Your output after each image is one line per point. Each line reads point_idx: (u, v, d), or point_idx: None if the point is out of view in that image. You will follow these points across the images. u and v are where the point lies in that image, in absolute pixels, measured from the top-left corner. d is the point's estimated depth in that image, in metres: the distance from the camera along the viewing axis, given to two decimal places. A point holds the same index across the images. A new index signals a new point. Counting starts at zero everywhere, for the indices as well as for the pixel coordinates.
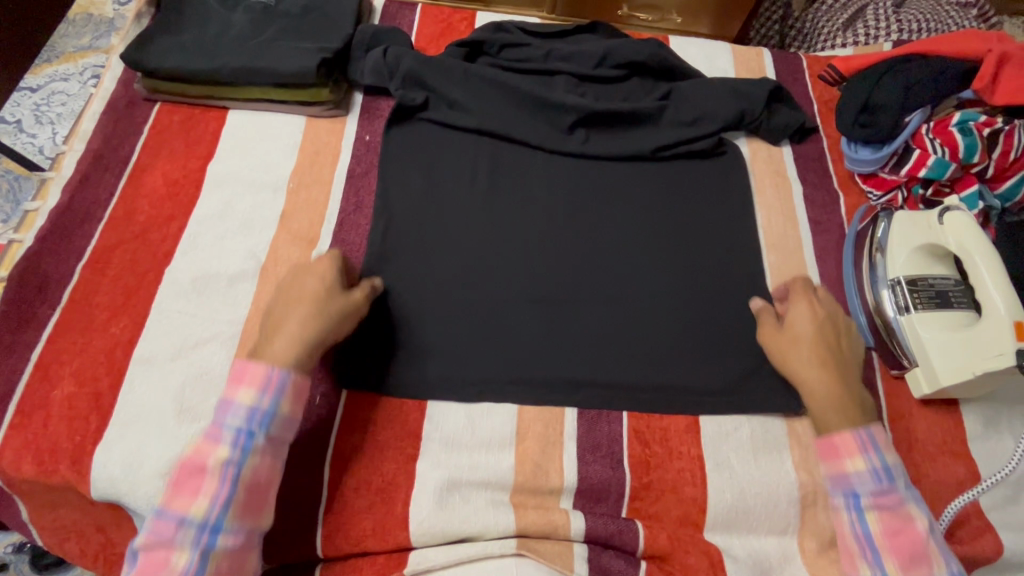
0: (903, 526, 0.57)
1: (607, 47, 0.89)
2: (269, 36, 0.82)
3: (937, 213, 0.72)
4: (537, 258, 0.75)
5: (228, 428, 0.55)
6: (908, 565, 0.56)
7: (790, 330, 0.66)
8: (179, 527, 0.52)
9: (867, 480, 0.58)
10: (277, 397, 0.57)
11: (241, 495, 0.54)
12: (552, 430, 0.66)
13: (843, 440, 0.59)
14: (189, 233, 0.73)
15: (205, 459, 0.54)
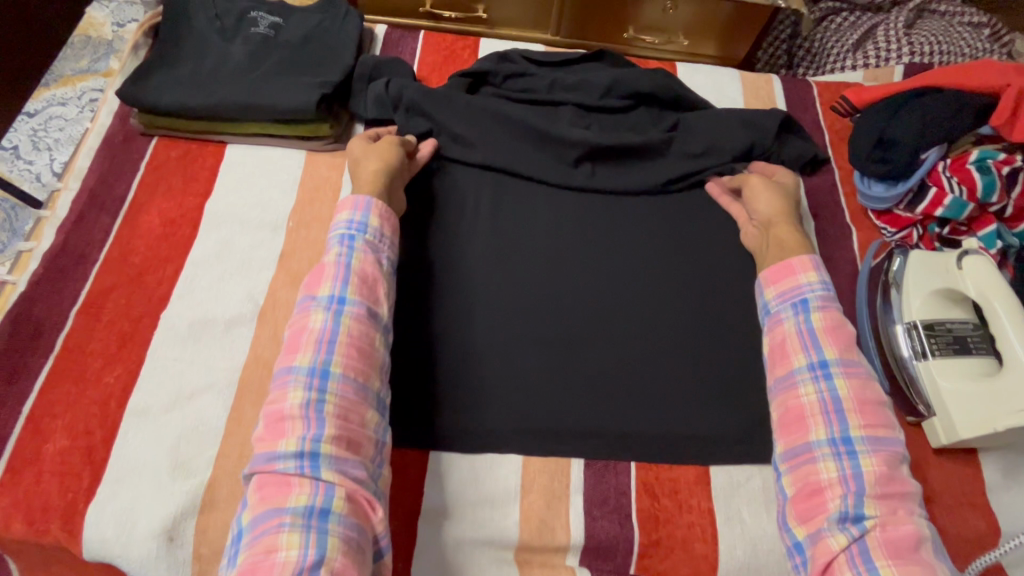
0: (839, 322, 0.64)
1: (613, 78, 0.87)
2: (269, 69, 0.80)
3: (956, 257, 0.70)
4: (543, 299, 0.73)
5: (337, 237, 0.67)
6: (845, 353, 0.62)
7: (760, 195, 0.76)
8: (314, 304, 0.62)
9: (817, 287, 0.66)
10: (370, 210, 0.68)
11: (357, 287, 0.63)
12: (558, 483, 0.64)
13: (799, 262, 0.68)
14: (186, 275, 0.71)
15: (325, 263, 0.65)
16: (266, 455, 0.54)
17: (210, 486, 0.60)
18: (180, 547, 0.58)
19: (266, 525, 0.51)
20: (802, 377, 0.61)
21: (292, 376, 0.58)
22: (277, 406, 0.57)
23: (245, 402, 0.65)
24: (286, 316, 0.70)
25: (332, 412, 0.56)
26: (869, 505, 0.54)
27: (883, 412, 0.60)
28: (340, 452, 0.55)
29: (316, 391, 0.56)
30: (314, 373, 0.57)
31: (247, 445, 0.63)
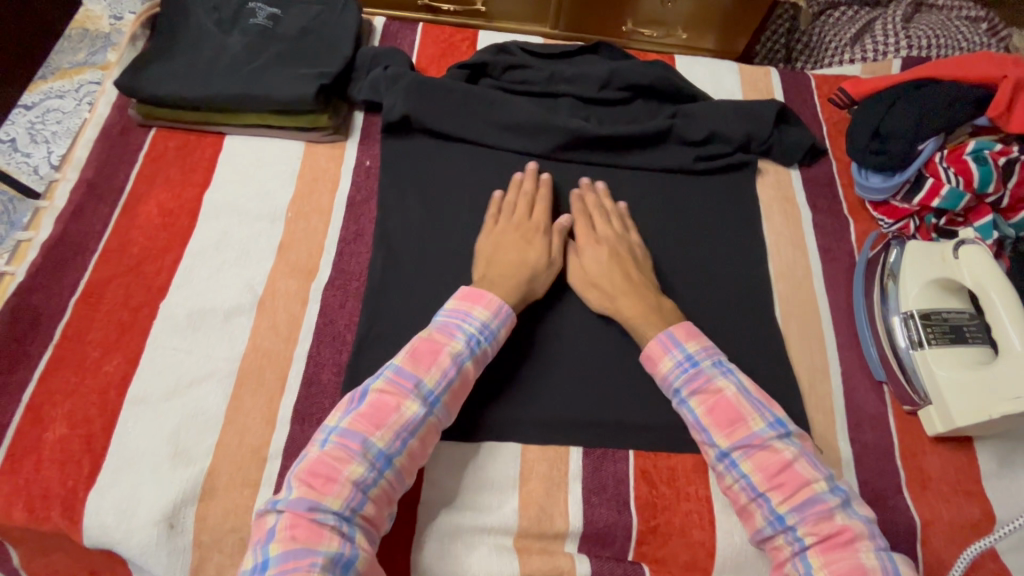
0: (715, 399, 0.62)
1: (612, 69, 0.87)
2: (268, 60, 0.80)
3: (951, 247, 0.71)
4: (542, 289, 0.73)
5: (464, 328, 0.63)
6: (734, 434, 0.61)
7: (586, 266, 0.72)
8: (413, 390, 0.59)
9: (678, 371, 0.64)
10: (504, 321, 0.65)
11: (453, 392, 0.61)
12: (557, 471, 0.64)
13: (652, 347, 0.65)
14: (185, 266, 0.71)
15: (442, 346, 0.62)
16: (308, 502, 0.53)
17: (210, 474, 0.60)
18: (180, 534, 0.58)
19: (292, 567, 0.50)
20: (719, 467, 0.61)
21: (365, 448, 0.56)
22: (335, 463, 0.55)
23: (244, 391, 0.65)
24: (285, 307, 0.70)
25: (376, 496, 0.56)
26: (814, 558, 0.55)
27: (793, 471, 0.58)
28: (366, 526, 0.55)
29: (376, 472, 0.56)
30: (382, 457, 0.56)
31: (248, 433, 0.63)
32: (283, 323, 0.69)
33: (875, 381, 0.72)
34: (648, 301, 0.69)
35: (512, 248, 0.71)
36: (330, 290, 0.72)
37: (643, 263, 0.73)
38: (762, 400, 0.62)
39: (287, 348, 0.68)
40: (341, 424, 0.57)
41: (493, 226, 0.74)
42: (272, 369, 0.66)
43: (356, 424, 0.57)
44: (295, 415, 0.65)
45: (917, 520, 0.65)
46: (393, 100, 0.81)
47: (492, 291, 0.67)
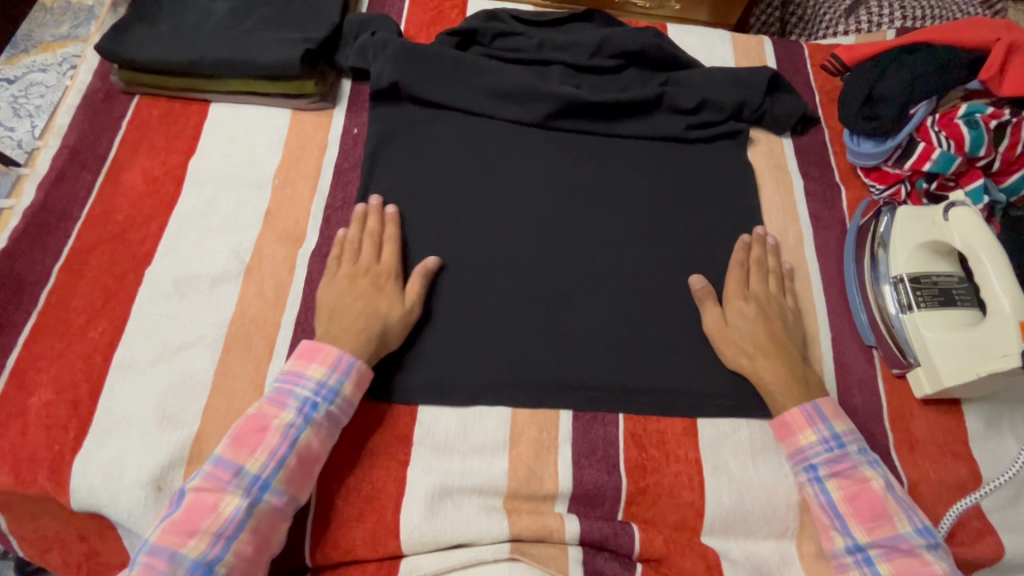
0: (858, 487, 0.60)
1: (603, 36, 0.86)
2: (252, 25, 0.79)
3: (942, 209, 0.71)
4: (532, 256, 0.72)
5: (297, 395, 0.59)
6: (876, 530, 0.59)
7: (736, 332, 0.68)
8: (233, 480, 0.55)
9: (820, 450, 0.62)
10: (347, 373, 0.61)
11: (290, 470, 0.57)
12: (547, 434, 0.64)
13: (794, 417, 0.63)
14: (171, 233, 0.71)
15: (270, 421, 0.58)
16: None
17: (198, 438, 0.60)
18: (168, 496, 0.58)
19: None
20: (845, 559, 0.60)
21: (173, 563, 0.51)
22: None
23: (232, 357, 0.65)
24: (272, 274, 0.70)
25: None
26: None
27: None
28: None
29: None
30: (198, 568, 0.52)
31: (236, 398, 0.63)
32: (270, 289, 0.69)
33: (864, 346, 0.73)
34: (794, 367, 0.66)
35: (355, 300, 0.65)
36: (318, 257, 0.71)
37: (794, 324, 0.70)
38: (906, 500, 0.61)
39: (274, 314, 0.68)
40: (152, 537, 0.53)
41: (334, 272, 0.68)
42: (260, 335, 0.66)
43: (164, 539, 0.52)
44: None
45: (903, 480, 0.66)
46: (381, 67, 0.80)
47: (332, 342, 0.62)
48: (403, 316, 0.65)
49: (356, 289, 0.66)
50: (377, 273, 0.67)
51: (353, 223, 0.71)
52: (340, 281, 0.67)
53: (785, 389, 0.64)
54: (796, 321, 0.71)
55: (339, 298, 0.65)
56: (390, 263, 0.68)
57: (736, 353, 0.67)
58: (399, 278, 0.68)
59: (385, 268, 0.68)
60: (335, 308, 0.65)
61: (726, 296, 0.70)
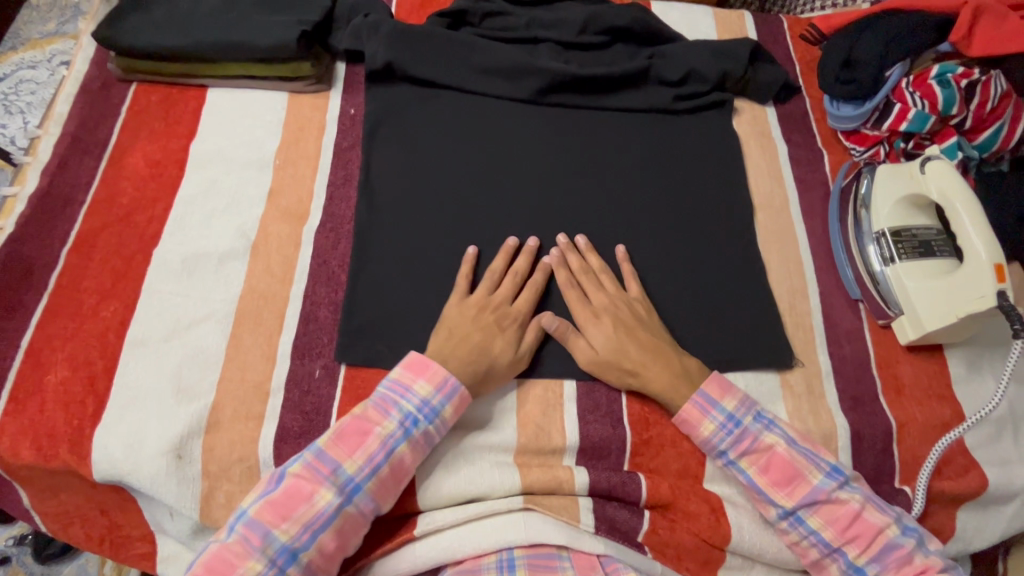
0: (765, 457, 0.61)
1: (590, 13, 0.88)
2: (246, 10, 0.80)
3: (918, 164, 0.75)
4: (530, 225, 0.75)
5: (401, 406, 0.60)
6: (795, 492, 0.60)
7: (604, 349, 0.66)
8: (330, 475, 0.57)
9: (721, 434, 0.62)
10: (451, 395, 0.61)
11: (381, 478, 0.58)
12: (552, 393, 0.66)
13: (688, 414, 0.63)
14: (175, 214, 0.72)
15: (373, 427, 0.59)
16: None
17: (215, 409, 0.62)
18: (189, 464, 0.60)
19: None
20: (783, 524, 0.62)
21: (265, 542, 0.54)
22: (234, 558, 0.53)
23: (243, 330, 0.67)
24: (278, 250, 0.72)
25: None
26: None
27: (864, 521, 0.59)
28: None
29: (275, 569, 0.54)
30: (284, 552, 0.54)
31: (249, 369, 0.65)
32: (277, 265, 0.71)
33: (850, 300, 0.76)
34: (668, 363, 0.65)
35: (476, 332, 0.64)
36: (322, 233, 0.73)
37: (648, 320, 0.68)
38: (810, 448, 0.62)
39: (282, 288, 0.69)
40: (251, 509, 0.56)
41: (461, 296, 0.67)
42: (270, 309, 0.68)
43: (263, 516, 0.55)
44: (295, 351, 0.66)
45: (893, 423, 0.69)
46: (374, 48, 0.81)
47: (441, 360, 0.63)
48: (510, 362, 0.65)
49: (487, 323, 0.65)
50: (505, 312, 0.67)
51: (466, 264, 0.70)
52: (472, 310, 0.66)
53: (672, 390, 0.63)
54: (649, 312, 0.69)
55: (460, 322, 0.65)
56: (523, 308, 0.68)
57: (615, 371, 0.65)
58: (525, 321, 0.67)
59: (515, 312, 0.67)
60: (453, 328, 0.65)
61: (580, 324, 0.68)
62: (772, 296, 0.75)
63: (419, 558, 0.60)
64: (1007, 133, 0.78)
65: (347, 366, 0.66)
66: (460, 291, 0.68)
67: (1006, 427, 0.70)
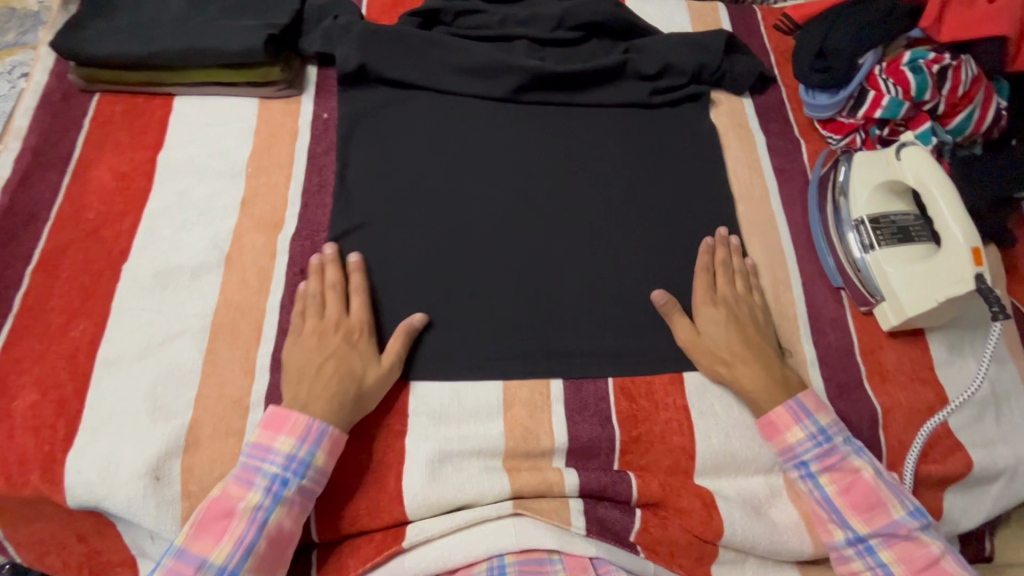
0: (850, 479, 0.62)
1: (563, 9, 0.87)
2: (211, 14, 0.78)
3: (895, 150, 0.75)
4: (509, 225, 0.74)
5: (265, 471, 0.57)
6: (873, 520, 0.61)
7: (710, 342, 0.67)
8: (207, 562, 0.55)
9: (809, 445, 0.63)
10: (318, 444, 0.59)
11: (263, 549, 0.56)
12: (539, 395, 0.66)
13: (779, 416, 0.64)
14: (145, 227, 0.70)
15: (237, 502, 0.56)
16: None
17: (193, 426, 0.60)
18: (167, 486, 0.58)
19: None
20: (846, 551, 0.62)
21: None
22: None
23: (220, 345, 0.65)
24: (253, 261, 0.70)
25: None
26: None
27: (937, 565, 0.60)
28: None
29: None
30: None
31: (228, 384, 0.63)
32: (252, 276, 0.69)
33: (833, 288, 0.76)
34: (771, 368, 0.66)
35: (324, 359, 0.62)
36: (298, 241, 0.72)
37: (765, 327, 0.70)
38: (897, 485, 0.63)
39: (259, 300, 0.68)
40: None
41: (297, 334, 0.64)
42: (247, 322, 0.66)
43: None
44: (274, 363, 0.65)
45: (877, 408, 0.70)
46: (345, 50, 0.80)
47: (298, 407, 0.60)
48: (379, 377, 0.63)
49: (333, 347, 0.63)
50: (348, 327, 0.65)
51: (313, 277, 0.67)
52: (314, 337, 0.64)
53: (766, 393, 0.65)
54: (767, 321, 0.71)
55: (301, 353, 0.63)
56: (357, 320, 0.65)
57: (712, 363, 0.67)
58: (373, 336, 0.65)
59: (352, 322, 0.65)
60: (302, 370, 0.62)
61: (694, 305, 0.71)
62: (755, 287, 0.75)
63: (408, 568, 0.60)
64: (978, 117, 0.79)
65: None
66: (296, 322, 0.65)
67: (988, 408, 0.71)
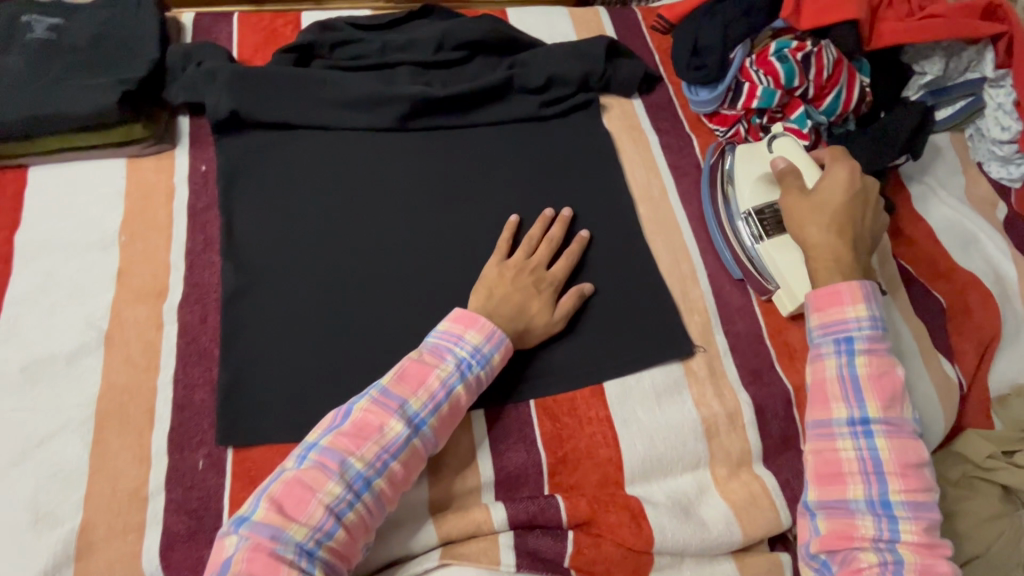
0: (887, 369, 0.62)
1: (443, 30, 0.86)
2: (58, 75, 0.72)
3: (767, 141, 0.80)
4: (412, 259, 0.72)
5: (455, 352, 0.61)
6: (887, 409, 0.60)
7: (818, 209, 0.69)
8: (398, 410, 0.57)
9: (864, 324, 0.63)
10: (498, 346, 0.63)
11: (441, 416, 0.59)
12: (461, 430, 0.64)
13: (848, 289, 0.64)
14: (9, 317, 0.64)
15: (431, 369, 0.60)
16: (271, 529, 0.50)
17: (84, 530, 0.56)
18: None
19: None
20: (840, 428, 0.61)
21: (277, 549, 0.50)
22: (309, 485, 0.53)
23: (107, 434, 0.60)
24: (137, 336, 0.65)
25: (350, 523, 0.53)
26: (906, 553, 0.55)
27: (921, 472, 0.59)
28: (332, 560, 0.52)
29: (352, 495, 0.53)
30: (359, 479, 0.54)
31: (120, 476, 0.58)
32: (137, 353, 0.64)
33: (735, 281, 0.78)
34: (856, 259, 0.67)
35: (518, 295, 0.67)
36: (186, 307, 0.67)
37: (861, 225, 0.69)
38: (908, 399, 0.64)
39: (147, 378, 0.63)
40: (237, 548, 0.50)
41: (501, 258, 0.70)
42: (135, 404, 0.61)
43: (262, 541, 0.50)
44: (172, 444, 0.60)
45: (789, 387, 0.71)
46: (215, 97, 0.76)
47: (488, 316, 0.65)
48: (545, 326, 0.67)
49: (527, 284, 0.68)
50: (541, 275, 0.70)
51: (541, 222, 0.74)
52: (512, 272, 0.69)
53: (838, 269, 0.66)
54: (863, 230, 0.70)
55: (500, 282, 0.68)
56: (559, 273, 0.71)
57: (814, 227, 0.68)
58: (559, 288, 0.70)
59: (552, 276, 0.70)
60: (491, 290, 0.67)
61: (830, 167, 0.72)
62: (664, 286, 0.75)
63: None
64: (846, 98, 0.82)
65: (233, 450, 0.60)
66: (502, 253, 0.71)
67: None
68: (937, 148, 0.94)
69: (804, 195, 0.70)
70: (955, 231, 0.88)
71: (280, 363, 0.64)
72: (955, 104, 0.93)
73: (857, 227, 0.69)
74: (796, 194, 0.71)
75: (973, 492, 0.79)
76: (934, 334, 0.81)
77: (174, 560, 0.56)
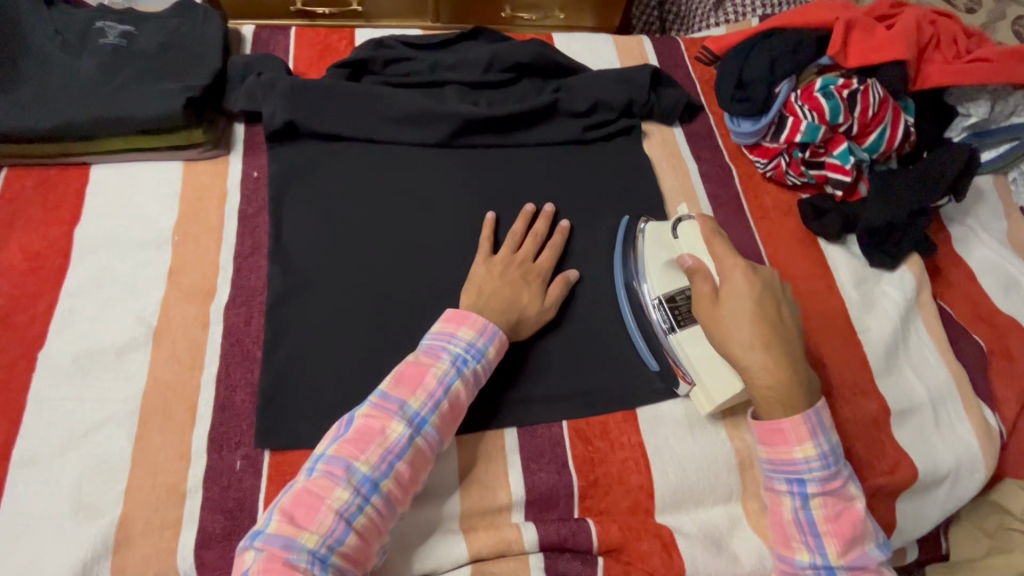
0: (843, 506, 0.59)
1: (492, 52, 0.89)
2: (127, 79, 0.76)
3: (673, 225, 0.73)
4: (454, 274, 0.73)
5: (450, 349, 0.61)
6: (848, 552, 0.58)
7: (738, 318, 0.60)
8: (398, 411, 0.57)
9: (815, 466, 0.59)
10: (492, 339, 0.63)
11: (442, 414, 0.59)
12: (494, 447, 0.65)
13: (792, 426, 0.59)
14: (63, 308, 0.66)
15: (427, 368, 0.60)
16: (283, 539, 0.50)
17: (124, 523, 0.57)
18: None
19: None
20: (805, 573, 0.59)
21: (290, 556, 0.50)
22: (318, 492, 0.53)
23: (151, 429, 0.61)
24: (183, 334, 0.66)
25: (362, 527, 0.53)
26: None
27: None
28: (345, 566, 0.52)
29: (362, 498, 0.53)
30: (367, 482, 0.54)
31: (160, 471, 0.59)
32: (183, 351, 0.65)
33: (650, 371, 0.70)
34: (797, 374, 0.59)
35: (508, 288, 0.68)
36: (232, 308, 0.69)
37: (792, 328, 0.61)
38: (872, 522, 0.61)
39: (191, 376, 0.64)
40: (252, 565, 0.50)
41: (488, 258, 0.71)
42: (179, 401, 0.63)
43: (273, 555, 0.50)
44: (212, 443, 0.61)
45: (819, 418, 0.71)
46: (271, 107, 0.78)
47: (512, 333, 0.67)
48: (538, 314, 0.68)
49: (515, 277, 0.69)
50: (529, 267, 0.71)
51: (524, 218, 0.75)
52: (500, 268, 0.70)
53: (782, 391, 0.59)
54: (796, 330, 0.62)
55: (488, 279, 0.68)
56: (546, 263, 0.72)
57: (738, 343, 0.59)
58: (547, 278, 0.71)
59: (538, 267, 0.71)
60: (481, 286, 0.68)
61: (724, 270, 0.63)
62: None
63: None
64: (890, 136, 0.81)
65: (270, 452, 0.61)
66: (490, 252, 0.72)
67: (925, 413, 0.74)
68: (979, 190, 0.94)
69: (714, 304, 0.62)
70: (997, 275, 0.87)
71: (319, 370, 0.65)
72: (998, 148, 0.91)
73: (787, 336, 0.60)
74: (706, 304, 0.62)
75: (1010, 546, 0.76)
76: (972, 378, 0.80)
77: (208, 559, 0.56)
